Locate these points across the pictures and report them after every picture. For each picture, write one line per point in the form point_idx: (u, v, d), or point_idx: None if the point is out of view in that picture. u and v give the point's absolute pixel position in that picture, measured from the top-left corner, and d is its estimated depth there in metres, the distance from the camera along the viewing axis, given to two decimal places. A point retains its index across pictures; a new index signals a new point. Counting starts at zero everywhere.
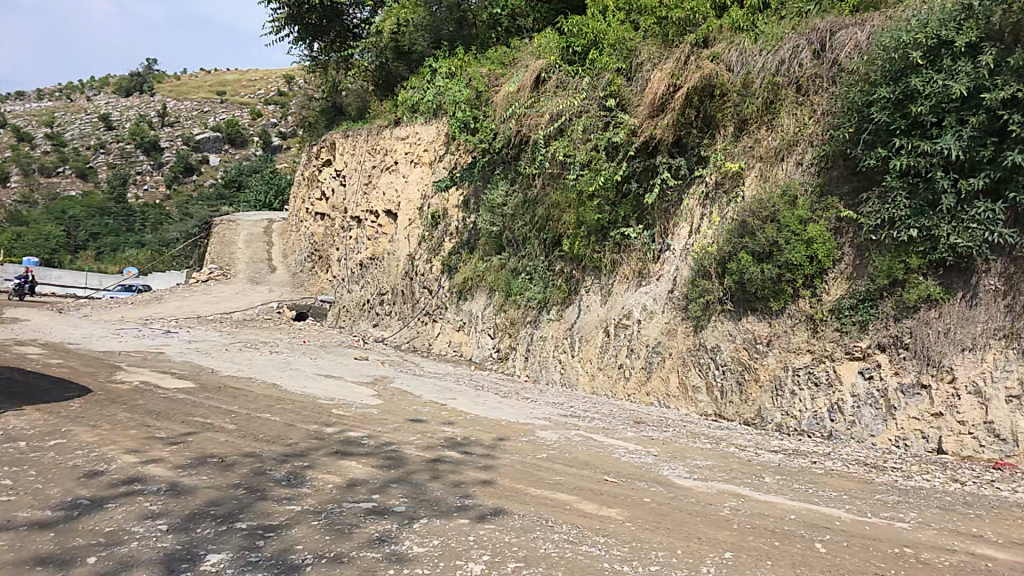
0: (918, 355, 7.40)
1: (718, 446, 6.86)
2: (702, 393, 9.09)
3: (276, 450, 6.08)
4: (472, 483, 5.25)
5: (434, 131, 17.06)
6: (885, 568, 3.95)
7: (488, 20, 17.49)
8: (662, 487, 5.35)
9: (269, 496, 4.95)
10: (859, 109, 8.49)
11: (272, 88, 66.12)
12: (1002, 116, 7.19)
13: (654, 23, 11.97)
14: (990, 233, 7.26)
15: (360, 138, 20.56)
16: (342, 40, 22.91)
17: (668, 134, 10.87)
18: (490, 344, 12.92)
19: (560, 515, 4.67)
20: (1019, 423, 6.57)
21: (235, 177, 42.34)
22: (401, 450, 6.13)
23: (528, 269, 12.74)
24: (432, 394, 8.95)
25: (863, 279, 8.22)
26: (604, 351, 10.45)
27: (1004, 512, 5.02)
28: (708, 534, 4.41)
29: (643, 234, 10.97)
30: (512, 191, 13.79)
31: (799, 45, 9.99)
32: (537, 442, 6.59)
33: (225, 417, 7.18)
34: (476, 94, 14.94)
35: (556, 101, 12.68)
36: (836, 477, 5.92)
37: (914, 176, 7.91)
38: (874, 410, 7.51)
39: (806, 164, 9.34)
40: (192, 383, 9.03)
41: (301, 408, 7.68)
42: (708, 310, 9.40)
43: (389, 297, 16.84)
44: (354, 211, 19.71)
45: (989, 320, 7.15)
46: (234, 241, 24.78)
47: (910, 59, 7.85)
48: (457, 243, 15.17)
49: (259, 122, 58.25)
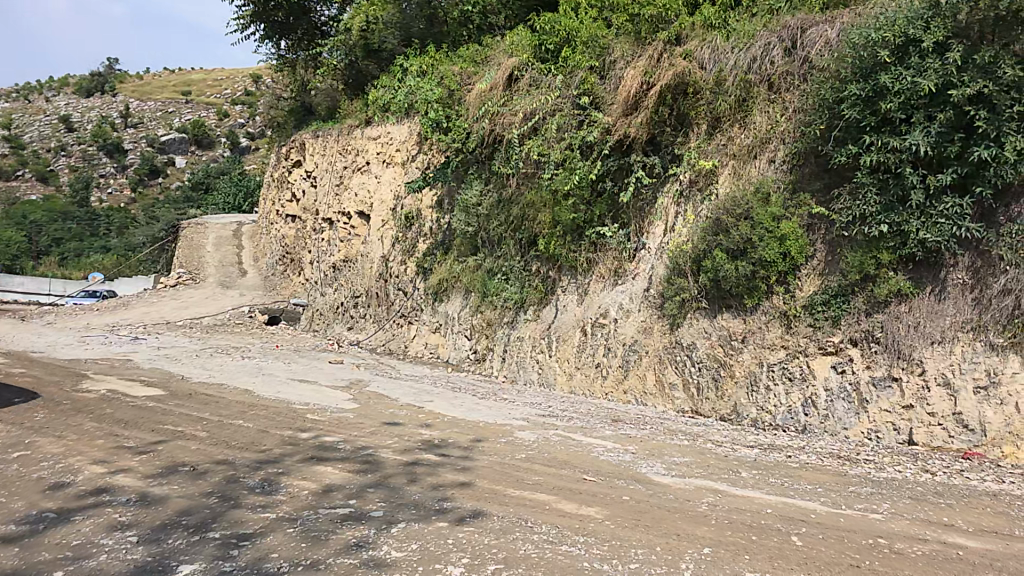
0: (889, 348, 7.54)
1: (695, 443, 6.90)
2: (679, 391, 9.14)
3: (250, 457, 5.96)
4: (450, 486, 5.19)
5: (406, 131, 16.95)
6: (860, 559, 4.00)
7: (459, 18, 17.44)
8: (641, 484, 5.36)
9: (243, 504, 4.85)
10: (829, 105, 8.61)
11: (240, 88, 65.13)
12: (969, 111, 7.36)
13: (626, 20, 12.03)
14: (957, 228, 7.44)
15: (330, 138, 20.36)
16: (309, 37, 22.79)
17: (642, 133, 10.92)
18: (467, 345, 12.87)
19: (539, 515, 4.64)
20: (986, 414, 6.72)
21: (202, 179, 41.62)
22: (378, 454, 6.05)
23: (504, 269, 12.71)
24: (409, 396, 8.88)
25: (835, 275, 8.34)
26: (580, 350, 10.45)
27: (974, 501, 5.11)
28: (687, 530, 4.42)
29: (618, 233, 11.02)
30: (486, 191, 13.75)
31: (770, 43, 10.13)
32: (515, 442, 6.56)
33: (196, 425, 7.04)
34: (449, 92, 14.88)
35: (530, 99, 12.67)
36: (812, 470, 5.99)
37: (884, 172, 8.04)
38: (847, 403, 7.63)
39: (778, 161, 9.46)
40: (162, 390, 8.82)
41: (275, 413, 7.55)
42: (684, 308, 9.46)
43: (364, 299, 16.68)
44: (326, 212, 19.49)
45: (958, 313, 7.30)
46: (204, 245, 24.34)
47: (879, 57, 7.99)
48: (431, 244, 15.08)
49: (227, 124, 57.35)
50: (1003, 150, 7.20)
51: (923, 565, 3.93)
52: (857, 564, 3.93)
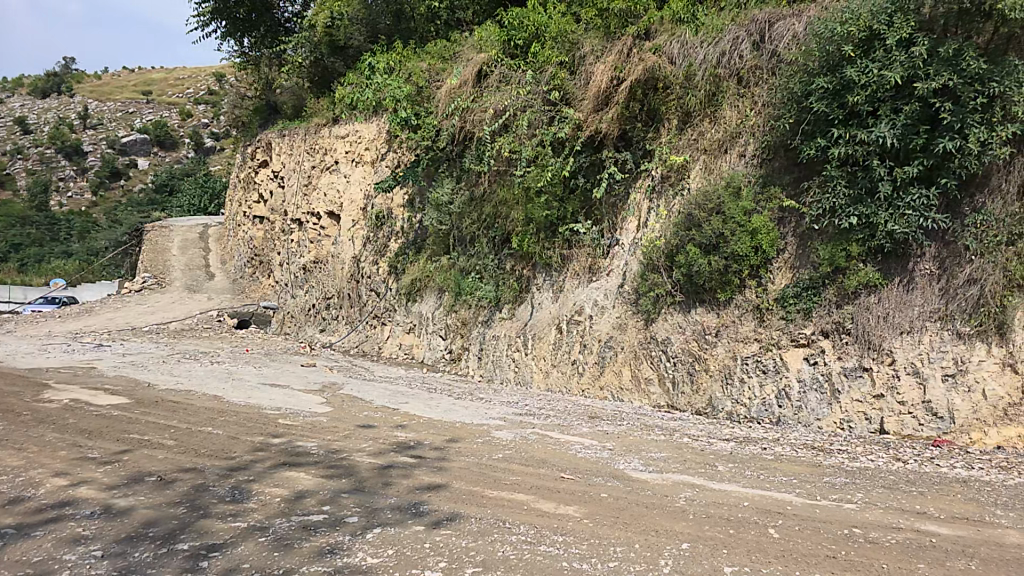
0: (859, 339, 7.67)
1: (672, 438, 6.91)
2: (654, 385, 9.15)
3: (219, 464, 5.80)
4: (426, 489, 5.11)
5: (375, 129, 16.75)
6: (837, 550, 4.01)
7: (427, 14, 17.28)
8: (619, 481, 5.34)
9: (212, 513, 4.70)
10: (798, 99, 8.71)
11: (204, 87, 63.90)
12: (934, 104, 7.49)
13: (594, 16, 12.02)
14: (923, 219, 7.59)
15: (297, 136, 20.05)
16: (273, 34, 22.36)
17: (613, 129, 10.92)
18: (442, 345, 12.76)
19: (517, 515, 4.59)
20: (954, 401, 6.85)
21: (167, 181, 40.74)
22: (352, 458, 5.94)
23: (478, 267, 12.63)
24: (384, 398, 8.77)
25: (806, 268, 8.46)
26: (556, 348, 10.42)
27: (946, 488, 5.18)
28: (666, 525, 4.41)
29: (591, 229, 11.00)
30: (458, 189, 13.67)
31: (738, 37, 10.22)
32: (492, 442, 6.49)
33: (163, 433, 6.84)
34: (417, 90, 14.73)
35: (500, 95, 12.58)
36: (787, 462, 6.02)
37: (852, 165, 8.19)
38: (819, 394, 7.72)
39: (748, 156, 9.55)
40: (127, 398, 8.56)
41: (246, 419, 7.38)
42: (658, 304, 9.48)
43: (335, 301, 16.46)
44: (295, 213, 19.19)
45: (926, 302, 7.45)
46: (169, 249, 23.81)
47: (844, 51, 8.11)
48: (404, 243, 14.93)
49: (191, 124, 56.22)
50: (967, 141, 7.31)
51: (898, 554, 3.96)
52: (833, 555, 3.95)
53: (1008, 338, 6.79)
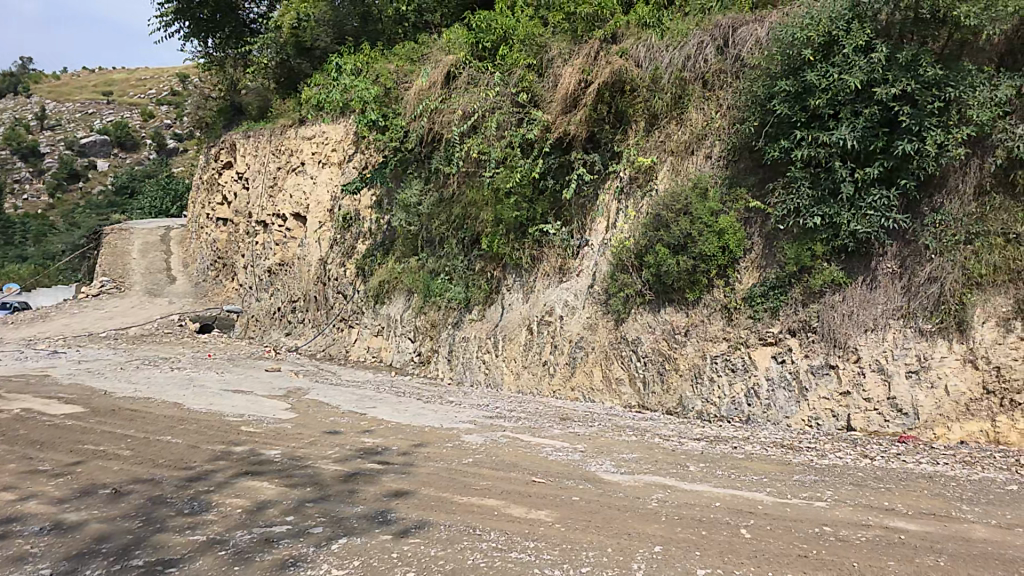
0: (825, 337, 7.74)
1: (643, 438, 6.88)
2: (625, 385, 9.14)
3: (178, 475, 5.59)
4: (393, 496, 4.97)
5: (341, 130, 16.48)
6: (807, 549, 4.00)
7: (394, 16, 17.11)
8: (590, 484, 5.27)
9: (170, 527, 4.51)
10: (761, 102, 8.78)
11: (166, 87, 62.44)
12: (893, 108, 7.59)
13: (562, 19, 11.99)
14: (885, 219, 7.71)
15: (262, 138, 19.68)
16: (238, 34, 21.78)
17: (582, 131, 10.90)
18: (411, 348, 12.59)
19: (487, 522, 4.49)
20: (918, 397, 6.98)
21: (127, 183, 39.66)
22: (316, 465, 5.77)
23: (447, 269, 12.49)
24: (351, 403, 8.59)
25: (772, 267, 8.53)
26: (526, 349, 10.33)
27: (912, 484, 5.23)
28: (638, 528, 4.36)
29: (561, 230, 10.95)
30: (426, 190, 13.52)
31: (703, 41, 10.31)
32: (462, 446, 6.38)
33: (119, 443, 6.58)
34: (385, 91, 14.54)
35: (468, 97, 12.47)
36: (757, 460, 6.03)
37: (815, 166, 8.27)
38: (788, 392, 7.79)
39: (714, 158, 9.62)
40: (82, 407, 8.24)
41: (207, 427, 7.14)
42: (628, 304, 9.45)
43: (302, 303, 16.15)
44: (260, 215, 18.80)
45: (889, 300, 7.56)
46: (129, 252, 23.16)
47: (803, 55, 8.18)
48: (372, 244, 14.72)
49: (153, 124, 54.87)
50: (925, 144, 7.44)
51: (867, 551, 3.97)
52: (805, 554, 3.94)
53: (968, 335, 6.93)
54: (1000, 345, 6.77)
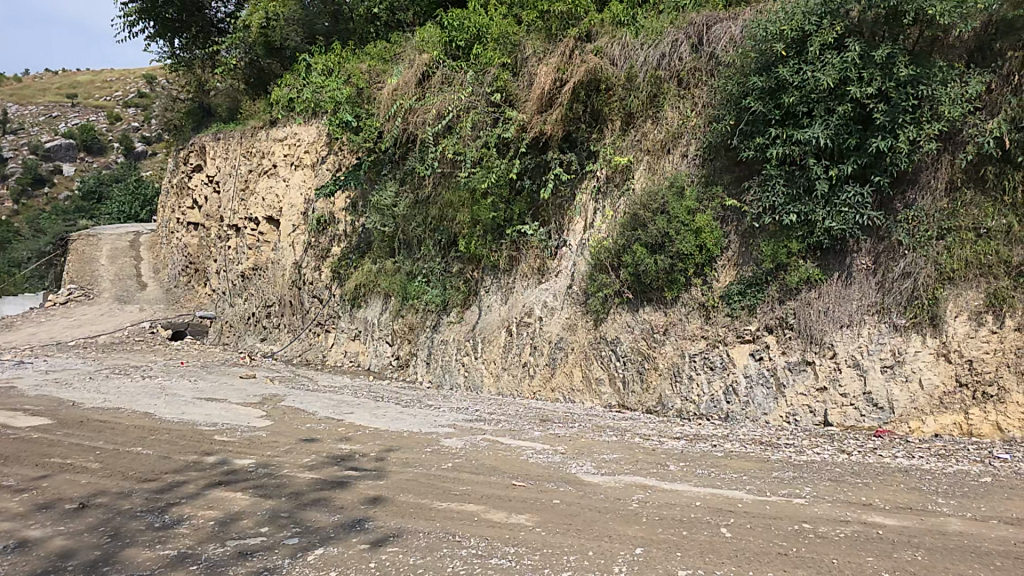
0: (802, 334, 7.82)
1: (623, 438, 6.87)
2: (605, 385, 9.12)
3: (149, 487, 5.44)
4: (369, 504, 4.89)
5: (314, 131, 16.28)
6: (787, 547, 4.00)
7: (365, 15, 16.93)
8: (570, 486, 5.23)
9: (138, 541, 4.38)
10: (736, 100, 8.83)
11: (134, 89, 61.28)
12: (867, 105, 7.67)
13: (536, 18, 11.93)
14: (859, 216, 7.79)
15: (232, 140, 19.37)
16: (205, 35, 21.48)
17: (557, 130, 10.86)
18: (388, 351, 12.46)
19: (467, 528, 4.43)
20: (894, 392, 7.08)
21: (94, 188, 38.81)
22: (292, 474, 5.66)
23: (424, 271, 12.38)
24: (328, 409, 8.46)
25: (749, 265, 8.59)
26: (505, 351, 10.27)
27: (889, 478, 5.27)
28: (617, 530, 4.33)
29: (539, 231, 10.92)
30: (401, 192, 13.40)
31: (677, 39, 10.34)
32: (441, 451, 6.30)
33: (87, 456, 6.39)
34: (357, 91, 14.33)
35: (443, 96, 12.37)
36: (736, 458, 6.04)
37: (790, 164, 8.32)
38: (766, 389, 7.85)
39: (691, 156, 9.67)
40: (48, 419, 7.99)
41: (180, 437, 6.98)
42: (607, 304, 9.43)
43: (276, 308, 15.92)
44: (232, 219, 18.49)
45: (863, 296, 7.66)
46: (97, 259, 22.62)
47: (776, 50, 8.25)
48: (347, 247, 14.56)
49: (121, 128, 53.85)
50: (899, 141, 7.51)
51: (846, 547, 3.98)
52: (784, 552, 3.93)
53: (941, 329, 7.06)
54: (972, 338, 6.90)
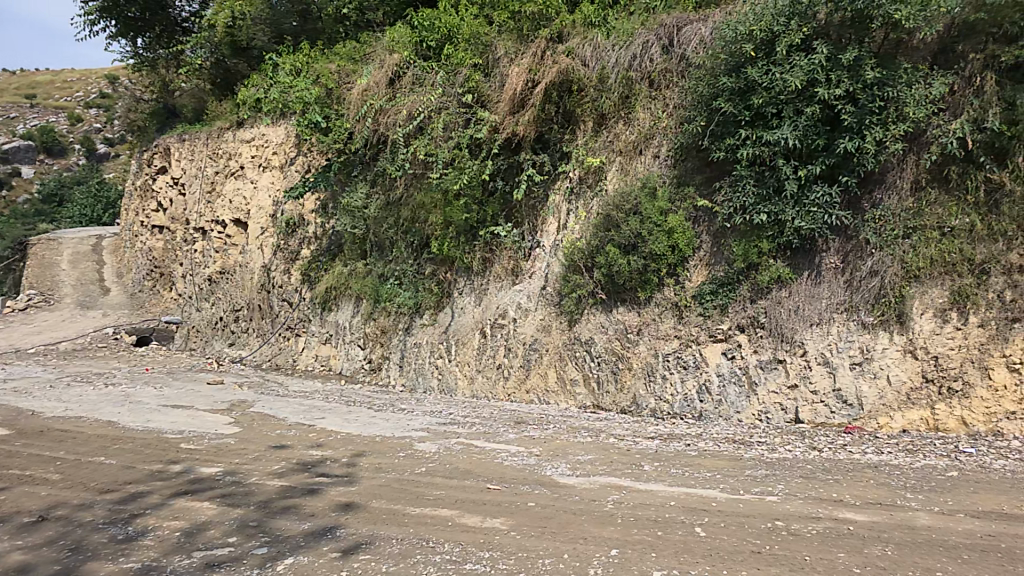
0: (773, 332, 7.90)
1: (598, 439, 6.85)
2: (580, 386, 9.11)
3: (111, 498, 5.27)
4: (340, 511, 4.79)
5: (283, 132, 16.04)
6: (761, 545, 4.02)
7: (334, 15, 16.75)
8: (545, 488, 5.20)
9: (100, 555, 4.23)
10: (706, 101, 8.90)
11: (96, 89, 59.83)
12: (835, 106, 7.79)
13: (507, 18, 11.91)
14: (828, 215, 7.90)
15: (198, 141, 18.99)
16: (169, 34, 21.05)
17: (530, 131, 10.85)
18: (360, 355, 12.30)
19: (441, 533, 4.37)
20: (862, 388, 7.19)
21: (54, 191, 37.75)
22: (261, 481, 5.53)
23: (396, 273, 12.26)
24: (298, 415, 8.31)
25: (720, 265, 8.66)
26: (479, 353, 10.21)
27: (859, 474, 5.33)
28: (592, 532, 4.30)
29: (512, 232, 10.89)
30: (372, 194, 13.27)
31: (648, 41, 10.39)
32: (415, 455, 6.22)
33: (47, 467, 6.18)
34: (327, 91, 14.14)
35: (414, 97, 12.27)
36: (710, 457, 6.06)
37: (760, 165, 8.41)
38: (738, 388, 7.91)
39: (662, 157, 9.73)
40: (5, 430, 7.71)
41: (144, 446, 6.78)
42: (581, 304, 9.43)
43: (245, 312, 15.64)
44: (198, 222, 18.13)
45: (832, 295, 7.77)
46: (58, 264, 21.98)
47: (745, 52, 8.34)
48: (318, 250, 14.37)
49: (82, 129, 52.53)
50: (865, 141, 7.63)
51: (818, 543, 4.01)
52: (758, 550, 3.94)
53: (907, 326, 7.18)
54: (938, 335, 7.02)
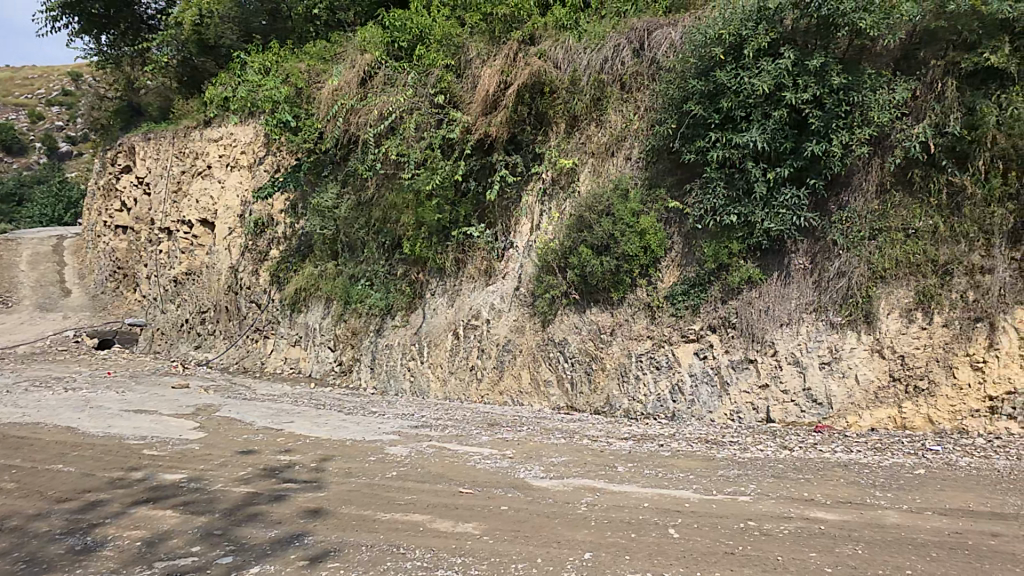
0: (744, 332, 7.97)
1: (571, 440, 6.82)
2: (553, 387, 9.08)
3: (69, 507, 5.09)
4: (309, 517, 4.68)
5: (251, 131, 15.76)
6: (733, 546, 4.02)
7: (304, 15, 16.53)
8: (518, 491, 5.14)
9: (56, 567, 4.08)
10: (677, 104, 8.95)
11: (58, 86, 58.21)
12: (802, 110, 7.88)
13: (479, 20, 11.84)
14: (797, 217, 7.99)
15: (164, 140, 18.57)
16: (134, 32, 20.55)
17: (502, 132, 10.82)
18: (331, 357, 12.11)
19: (412, 539, 4.29)
20: (831, 387, 7.30)
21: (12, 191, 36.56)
22: (226, 488, 5.39)
23: (368, 274, 12.11)
24: (266, 419, 8.14)
25: (691, 266, 8.71)
26: (451, 355, 10.11)
27: (829, 473, 5.38)
28: (565, 535, 4.26)
29: (485, 233, 10.83)
30: (343, 194, 13.09)
31: (619, 44, 10.42)
32: (386, 459, 6.12)
33: (1, 476, 5.94)
34: (296, 90, 13.92)
35: (385, 97, 12.14)
36: (683, 457, 6.07)
37: (729, 167, 8.47)
38: (710, 388, 7.96)
39: (634, 158, 9.76)
40: None
41: (105, 452, 6.57)
42: (554, 305, 9.40)
43: (212, 314, 15.31)
44: (164, 222, 17.71)
45: (801, 295, 7.86)
46: (16, 265, 21.28)
47: (715, 55, 8.41)
48: (287, 251, 14.14)
49: (43, 127, 51.03)
50: (832, 145, 7.74)
51: (790, 543, 4.02)
52: (730, 551, 3.94)
53: (875, 326, 7.30)
54: (904, 334, 7.16)
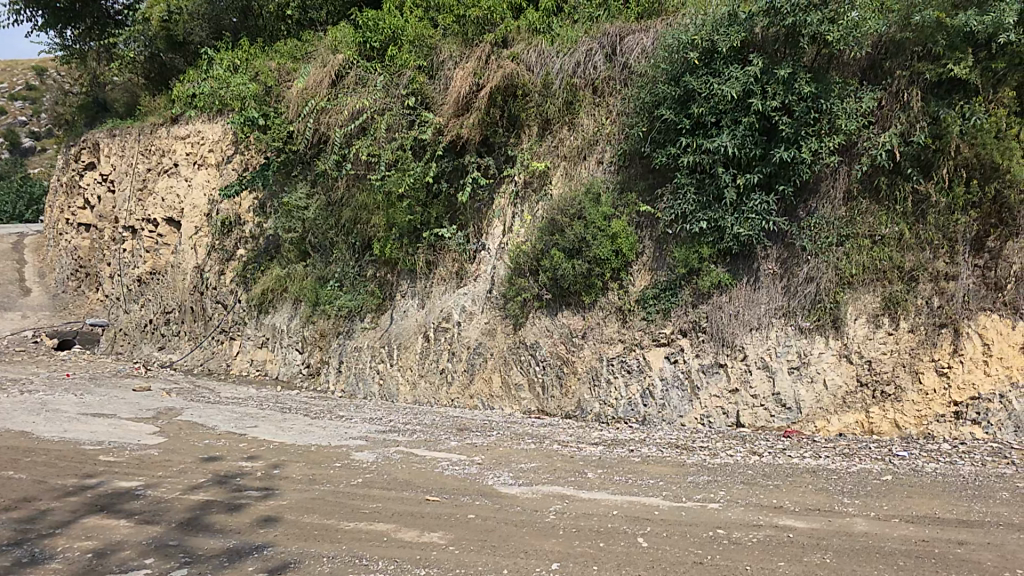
0: (713, 336, 7.98)
1: (542, 446, 6.73)
2: (524, 390, 8.99)
3: (18, 517, 4.84)
4: (269, 527, 4.51)
5: (219, 129, 15.45)
6: (702, 555, 3.97)
7: (275, 12, 16.14)
8: (486, 499, 5.05)
9: None
10: (649, 109, 8.97)
11: (21, 80, 56.45)
12: (772, 116, 7.94)
13: (451, 21, 11.68)
14: (765, 222, 8.05)
15: (129, 136, 18.10)
16: (100, 27, 19.86)
17: (474, 134, 10.68)
18: (298, 359, 11.87)
19: (376, 549, 4.17)
20: (799, 392, 7.38)
21: None
22: (184, 496, 5.19)
23: (337, 275, 11.93)
24: (229, 423, 7.92)
25: (662, 270, 8.71)
26: (422, 358, 9.97)
27: (798, 479, 5.38)
28: (534, 545, 4.17)
29: (456, 234, 10.70)
30: (313, 194, 12.83)
31: (591, 49, 10.40)
32: (351, 465, 5.96)
33: None
34: (265, 89, 13.54)
35: (357, 96, 12.00)
36: (653, 463, 6.03)
37: (700, 172, 8.51)
38: (680, 391, 7.96)
39: (606, 163, 9.72)
40: None
41: (58, 458, 6.30)
42: (526, 308, 9.33)
43: (177, 314, 14.93)
44: (127, 220, 17.23)
45: (770, 300, 7.90)
46: None
47: (688, 60, 8.42)
48: (254, 251, 13.88)
49: (7, 121, 49.35)
50: (801, 152, 7.81)
51: (759, 553, 3.99)
52: (700, 561, 3.90)
53: (842, 331, 7.40)
54: (871, 339, 7.28)
